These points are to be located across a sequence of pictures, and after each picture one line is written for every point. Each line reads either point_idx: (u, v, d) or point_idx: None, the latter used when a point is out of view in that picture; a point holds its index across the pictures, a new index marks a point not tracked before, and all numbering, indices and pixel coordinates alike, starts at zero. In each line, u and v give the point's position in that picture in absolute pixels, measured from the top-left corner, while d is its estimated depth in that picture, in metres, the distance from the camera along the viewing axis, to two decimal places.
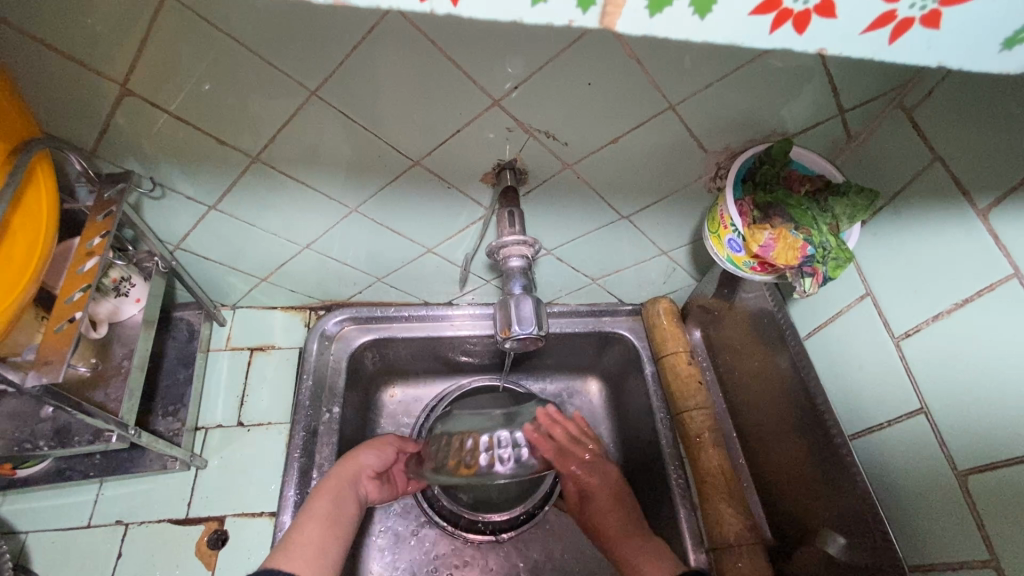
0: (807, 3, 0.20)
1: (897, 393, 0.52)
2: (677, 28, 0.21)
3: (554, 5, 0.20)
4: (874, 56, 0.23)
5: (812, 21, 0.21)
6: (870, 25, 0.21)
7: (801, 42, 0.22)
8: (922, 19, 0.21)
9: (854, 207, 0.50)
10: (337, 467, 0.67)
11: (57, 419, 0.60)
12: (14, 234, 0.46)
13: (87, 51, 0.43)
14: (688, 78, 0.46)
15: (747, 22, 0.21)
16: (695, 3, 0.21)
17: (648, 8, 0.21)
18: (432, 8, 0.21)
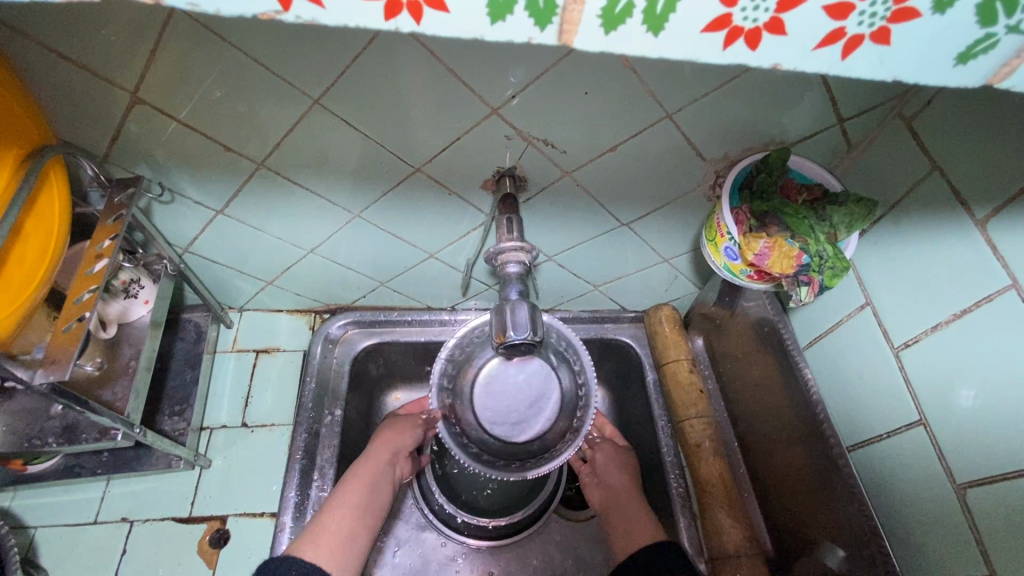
0: (757, 21, 0.21)
1: (896, 404, 0.52)
2: (631, 44, 0.22)
3: (512, 22, 0.21)
4: (830, 71, 0.23)
5: (763, 38, 0.22)
6: (820, 42, 0.22)
7: (755, 57, 0.22)
8: (871, 36, 0.21)
9: (851, 216, 0.50)
10: (376, 448, 0.69)
11: (66, 416, 0.62)
12: (28, 237, 0.47)
13: (98, 61, 0.44)
14: (684, 87, 0.47)
15: (699, 39, 0.22)
16: (648, 21, 0.21)
17: (603, 25, 0.21)
18: (397, 26, 0.22)
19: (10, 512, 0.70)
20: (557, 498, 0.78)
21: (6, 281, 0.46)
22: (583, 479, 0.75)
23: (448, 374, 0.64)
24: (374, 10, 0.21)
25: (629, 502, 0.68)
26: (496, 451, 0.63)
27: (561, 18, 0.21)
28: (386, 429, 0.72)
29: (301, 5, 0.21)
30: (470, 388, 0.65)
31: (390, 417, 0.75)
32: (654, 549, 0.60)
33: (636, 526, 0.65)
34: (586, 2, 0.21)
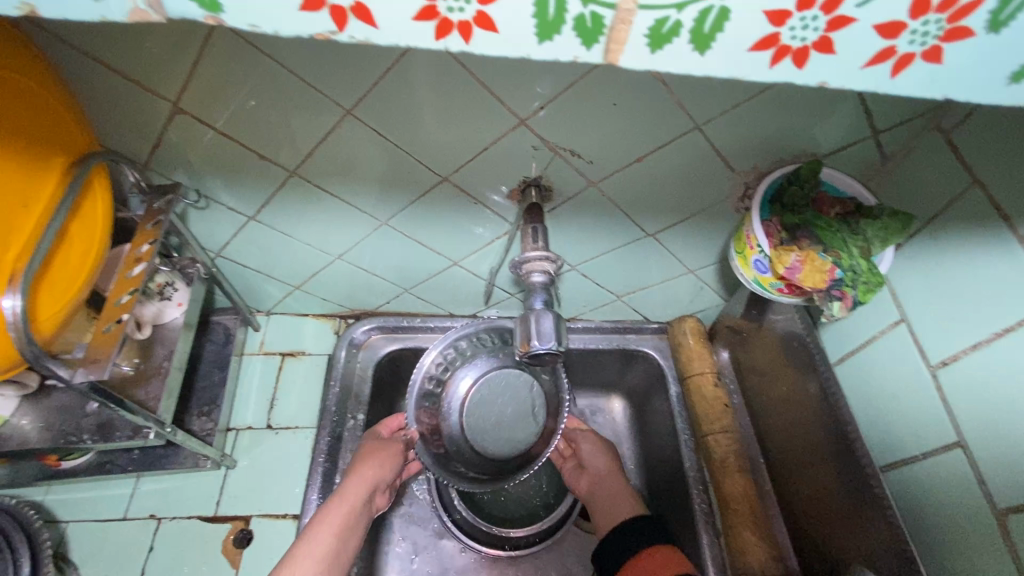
0: (805, 40, 0.21)
1: (932, 425, 0.50)
2: (677, 63, 0.22)
3: (559, 42, 0.22)
4: (877, 89, 0.23)
5: (811, 57, 0.22)
6: (870, 60, 0.22)
7: (803, 76, 0.22)
8: (923, 54, 0.21)
9: (886, 230, 0.49)
10: (352, 484, 0.63)
11: (100, 414, 0.64)
12: (72, 240, 0.49)
13: (143, 72, 0.46)
14: (714, 99, 0.46)
15: (746, 57, 0.22)
16: (695, 40, 0.21)
17: (648, 44, 0.22)
18: (446, 45, 0.22)
19: (44, 506, 0.72)
20: (575, 511, 0.77)
21: (51, 284, 0.48)
22: (566, 474, 0.74)
23: (431, 393, 0.71)
24: (422, 30, 0.22)
25: (615, 488, 0.68)
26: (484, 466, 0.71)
27: (607, 38, 0.21)
28: (362, 459, 0.66)
29: (354, 24, 0.21)
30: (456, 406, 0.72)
31: (366, 444, 0.68)
32: (631, 525, 0.61)
33: (618, 503, 0.66)
34: (633, 22, 0.21)
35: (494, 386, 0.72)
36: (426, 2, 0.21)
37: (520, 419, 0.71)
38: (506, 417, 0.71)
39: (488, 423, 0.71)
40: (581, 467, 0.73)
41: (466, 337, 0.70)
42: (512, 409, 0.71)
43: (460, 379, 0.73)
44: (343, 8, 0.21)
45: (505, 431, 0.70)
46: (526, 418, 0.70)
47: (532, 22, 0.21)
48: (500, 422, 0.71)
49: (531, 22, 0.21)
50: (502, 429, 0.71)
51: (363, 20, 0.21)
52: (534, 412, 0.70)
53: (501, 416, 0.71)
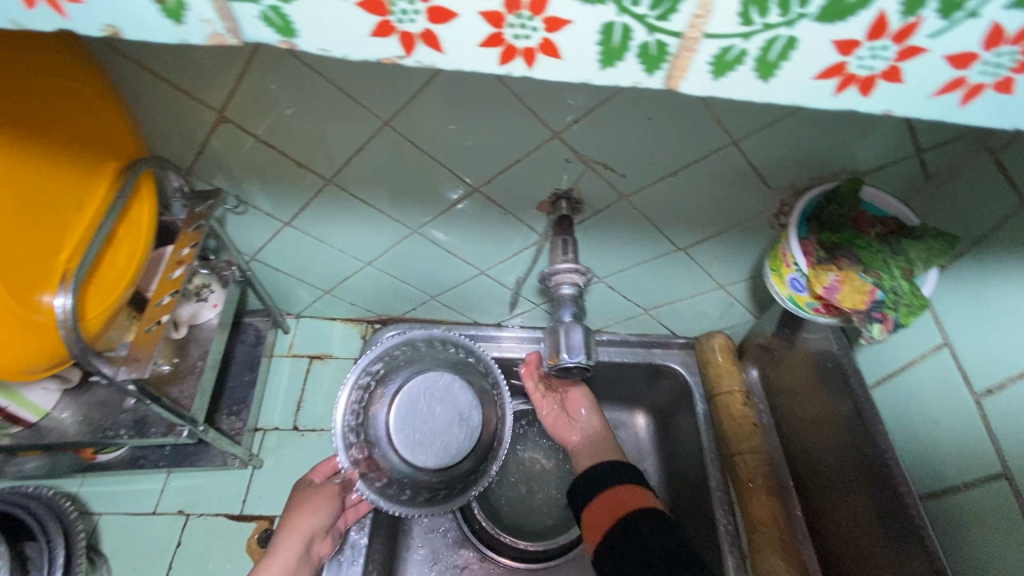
0: (874, 68, 0.21)
1: (975, 454, 0.49)
2: (739, 89, 0.22)
3: (622, 66, 0.22)
4: (943, 118, 0.22)
5: (878, 85, 0.21)
6: (940, 89, 0.21)
7: (868, 103, 0.22)
8: (994, 85, 0.21)
9: (930, 251, 0.47)
10: (285, 540, 0.60)
11: (137, 410, 0.66)
12: (118, 243, 0.51)
13: (192, 83, 0.48)
14: (752, 114, 0.46)
15: (811, 85, 0.22)
16: (759, 67, 0.21)
17: (711, 71, 0.22)
18: (509, 70, 0.23)
19: (79, 498, 0.74)
20: None
21: (98, 284, 0.49)
22: (550, 422, 0.76)
23: (355, 428, 0.67)
24: (487, 56, 0.22)
25: (605, 448, 0.71)
26: (431, 484, 0.67)
27: (670, 64, 0.22)
28: (293, 513, 0.63)
29: (421, 50, 0.22)
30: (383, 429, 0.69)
31: (297, 498, 0.65)
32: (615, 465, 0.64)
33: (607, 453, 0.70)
34: (698, 50, 0.21)
35: (420, 399, 0.69)
36: (493, 29, 0.21)
37: (454, 427, 0.68)
38: (440, 430, 0.68)
39: (422, 435, 0.68)
40: (572, 419, 0.75)
41: (377, 358, 0.69)
42: (445, 421, 0.68)
43: (381, 403, 0.70)
44: (411, 34, 0.21)
45: (442, 442, 0.68)
46: (465, 423, 0.69)
47: (596, 48, 0.21)
48: (435, 434, 0.68)
49: (595, 48, 0.21)
50: (439, 441, 0.68)
51: (430, 45, 0.22)
52: (470, 417, 0.69)
53: (436, 430, 0.68)
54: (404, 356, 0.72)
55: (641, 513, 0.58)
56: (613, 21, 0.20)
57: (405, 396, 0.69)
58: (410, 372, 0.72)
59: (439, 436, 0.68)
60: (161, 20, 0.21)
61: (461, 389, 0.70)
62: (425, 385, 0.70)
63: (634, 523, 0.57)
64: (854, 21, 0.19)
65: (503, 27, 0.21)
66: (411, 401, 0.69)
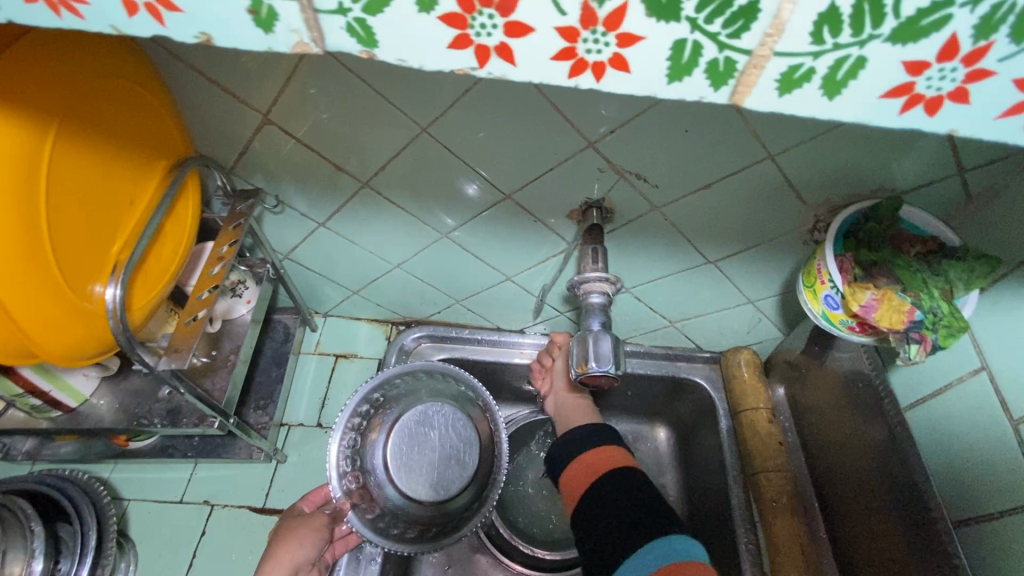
0: (942, 89, 0.21)
1: (1014, 483, 0.47)
2: (804, 106, 0.22)
3: (690, 82, 0.22)
4: (1009, 140, 0.22)
5: (943, 106, 0.21)
6: (1006, 111, 0.21)
7: (932, 123, 0.22)
8: None
9: (971, 272, 0.46)
10: (269, 572, 0.60)
11: (171, 400, 0.68)
12: (164, 238, 0.54)
13: (241, 87, 0.49)
14: (790, 129, 0.46)
15: (876, 104, 0.22)
16: (825, 86, 0.21)
17: (778, 88, 0.22)
18: (577, 82, 0.23)
19: (110, 482, 0.76)
20: None
21: (145, 277, 0.52)
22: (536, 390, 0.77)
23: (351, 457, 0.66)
24: (557, 69, 0.23)
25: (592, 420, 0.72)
26: (425, 520, 0.65)
27: (737, 80, 0.22)
28: (278, 542, 0.63)
29: (494, 61, 0.23)
30: (380, 459, 0.66)
31: (284, 526, 0.65)
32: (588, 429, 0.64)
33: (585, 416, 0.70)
34: (767, 67, 0.21)
35: (419, 431, 0.67)
36: (566, 43, 0.22)
37: (451, 461, 0.67)
38: (438, 463, 0.67)
39: (420, 468, 0.66)
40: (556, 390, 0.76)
41: (378, 386, 0.68)
42: (443, 454, 0.67)
43: (378, 432, 0.68)
44: (486, 47, 0.22)
45: (439, 477, 0.66)
46: (464, 459, 0.68)
47: (665, 63, 0.22)
48: (432, 467, 0.66)
49: (665, 63, 0.22)
50: (436, 476, 0.66)
51: (504, 57, 0.23)
52: (469, 453, 0.68)
53: (434, 463, 0.66)
54: (403, 387, 0.71)
55: (615, 474, 0.58)
56: (684, 38, 0.21)
57: (404, 426, 0.68)
58: (407, 403, 0.70)
59: (436, 470, 0.66)
60: (249, 30, 0.23)
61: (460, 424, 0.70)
62: (425, 416, 0.68)
63: (607, 485, 0.57)
64: (926, 43, 0.20)
65: (577, 41, 0.21)
66: (412, 431, 0.67)
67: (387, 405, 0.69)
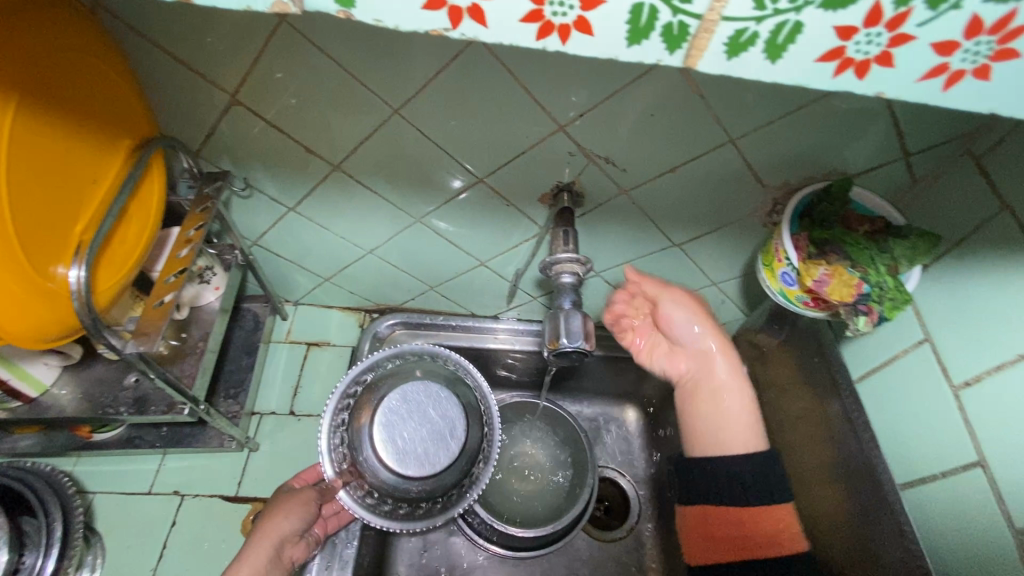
0: (868, 53, 0.22)
1: (952, 443, 0.51)
2: (749, 70, 0.23)
3: (647, 45, 0.23)
4: (929, 101, 0.24)
5: (871, 69, 0.23)
6: (925, 74, 0.23)
7: (862, 86, 0.23)
8: (973, 72, 0.22)
9: (914, 249, 0.50)
10: (256, 540, 0.58)
11: (137, 389, 0.66)
12: (129, 220, 0.52)
13: (207, 65, 0.48)
14: (750, 114, 0.48)
15: (811, 67, 0.23)
16: (768, 49, 0.22)
17: (725, 51, 0.23)
18: (544, 45, 0.24)
19: (74, 476, 0.74)
20: (587, 516, 0.76)
21: (109, 259, 0.50)
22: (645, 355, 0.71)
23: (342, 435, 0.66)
24: (525, 31, 0.23)
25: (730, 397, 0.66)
26: (413, 498, 0.64)
27: (690, 44, 0.23)
28: (270, 516, 0.61)
29: (467, 23, 0.23)
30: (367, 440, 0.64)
31: (276, 501, 0.64)
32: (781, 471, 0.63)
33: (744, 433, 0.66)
34: (717, 29, 0.22)
35: (406, 409, 0.66)
36: (533, 5, 0.22)
37: (439, 439, 0.65)
38: (426, 441, 0.65)
39: (407, 445, 0.64)
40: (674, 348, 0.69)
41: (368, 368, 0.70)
42: (430, 432, 0.65)
43: (364, 412, 0.66)
44: (458, 8, 0.22)
45: (426, 454, 0.64)
46: (451, 436, 0.65)
47: (624, 27, 0.22)
48: (419, 443, 0.64)
49: (624, 25, 0.22)
50: (423, 454, 0.64)
51: (475, 19, 0.23)
52: (457, 430, 0.65)
53: (420, 440, 0.64)
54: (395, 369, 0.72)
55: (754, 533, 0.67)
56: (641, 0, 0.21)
57: (391, 405, 0.66)
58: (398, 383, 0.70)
59: (422, 448, 0.64)
60: None
61: (447, 401, 0.67)
62: (414, 394, 0.66)
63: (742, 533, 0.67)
64: (854, 9, 0.20)
65: (543, 4, 0.22)
66: (399, 408, 0.65)
67: (376, 386, 0.68)
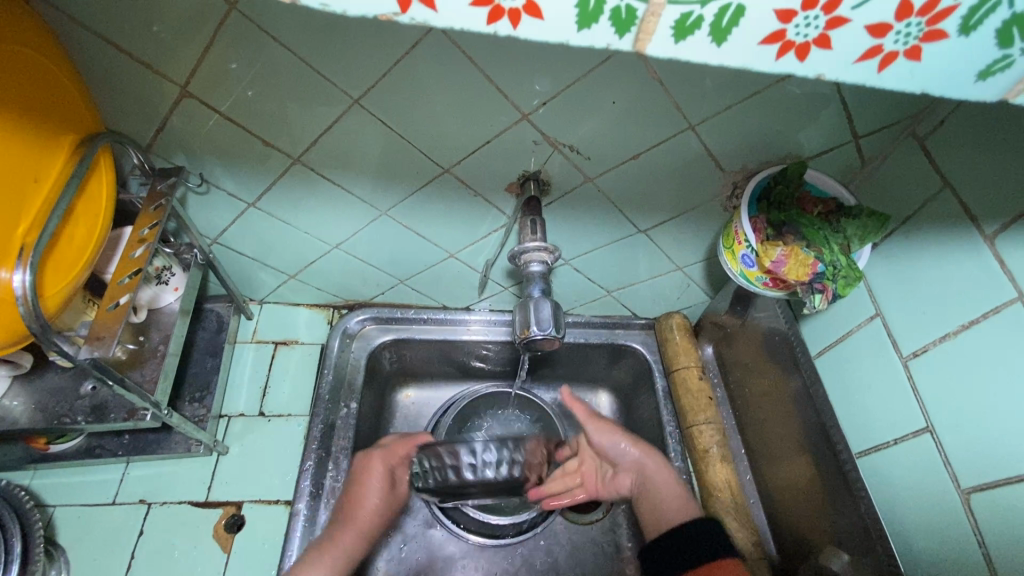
0: (807, 36, 0.23)
1: (903, 411, 0.54)
2: (697, 53, 0.24)
3: (596, 30, 0.23)
4: (866, 82, 0.25)
5: (811, 52, 0.23)
6: (861, 56, 0.24)
7: (803, 68, 0.24)
8: (905, 53, 0.23)
9: (865, 228, 0.52)
10: (348, 537, 0.64)
11: (95, 396, 0.64)
12: (77, 220, 0.50)
13: (154, 56, 0.46)
14: (709, 100, 0.49)
15: (755, 50, 0.24)
16: (713, 33, 0.23)
17: (673, 35, 0.23)
18: (496, 30, 0.23)
19: (31, 490, 0.71)
20: (563, 502, 0.79)
21: (57, 261, 0.48)
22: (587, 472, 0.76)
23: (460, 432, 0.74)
24: (476, 16, 0.23)
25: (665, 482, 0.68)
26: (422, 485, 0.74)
27: (638, 28, 0.23)
28: (357, 502, 0.67)
29: (416, 8, 0.22)
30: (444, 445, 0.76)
31: (361, 482, 0.68)
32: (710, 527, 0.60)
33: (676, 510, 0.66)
34: (663, 13, 0.22)
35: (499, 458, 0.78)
36: None
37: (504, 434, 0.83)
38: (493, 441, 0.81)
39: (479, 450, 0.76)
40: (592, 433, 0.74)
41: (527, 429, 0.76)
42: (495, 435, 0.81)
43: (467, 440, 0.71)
44: None
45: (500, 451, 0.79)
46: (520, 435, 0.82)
47: (573, 11, 0.22)
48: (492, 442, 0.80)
49: (573, 11, 0.22)
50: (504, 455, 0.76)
51: (424, 4, 0.22)
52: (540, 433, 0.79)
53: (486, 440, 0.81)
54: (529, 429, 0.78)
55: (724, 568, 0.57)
56: None
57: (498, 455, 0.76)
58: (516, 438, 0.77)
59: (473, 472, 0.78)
60: None
61: None
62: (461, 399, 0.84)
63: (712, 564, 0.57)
64: None
65: None
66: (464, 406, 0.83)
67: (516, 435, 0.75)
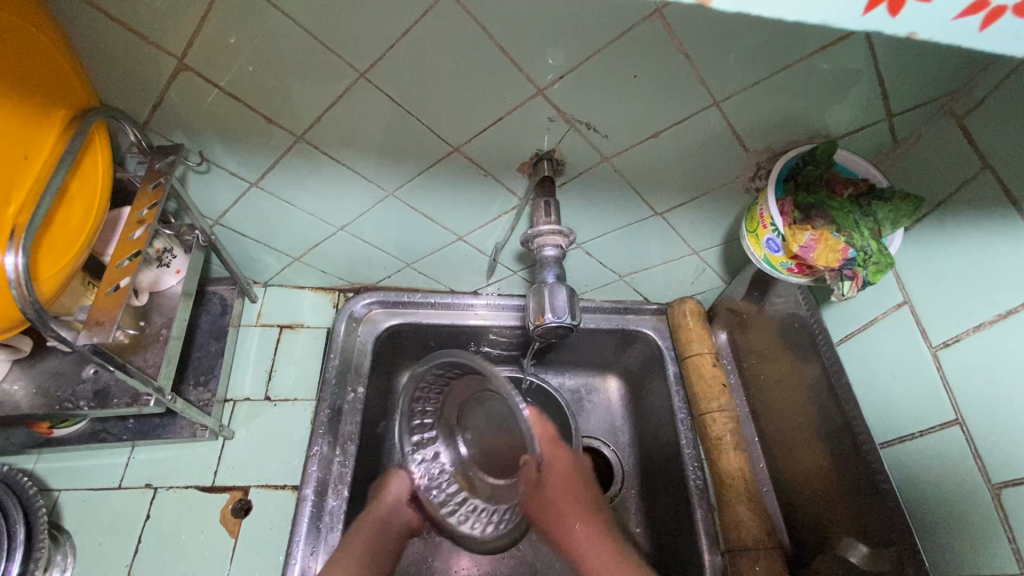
0: None
1: (930, 403, 0.52)
2: (774, 7, 0.21)
3: None
4: (962, 44, 0.22)
5: (907, 5, 0.21)
6: (964, 11, 0.21)
7: (894, 24, 0.22)
8: (1015, 8, 0.21)
9: (897, 212, 0.50)
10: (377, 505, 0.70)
11: (97, 380, 0.63)
12: (71, 198, 0.48)
13: (148, 25, 0.44)
14: (736, 75, 0.46)
15: (843, 1, 0.21)
16: None
17: None
18: None
19: (35, 474, 0.70)
20: None
21: (50, 242, 0.46)
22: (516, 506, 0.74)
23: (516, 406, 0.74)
24: None
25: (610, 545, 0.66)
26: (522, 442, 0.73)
27: None
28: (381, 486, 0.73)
29: None
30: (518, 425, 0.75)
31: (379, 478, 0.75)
32: None
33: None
34: None
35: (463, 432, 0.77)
36: None
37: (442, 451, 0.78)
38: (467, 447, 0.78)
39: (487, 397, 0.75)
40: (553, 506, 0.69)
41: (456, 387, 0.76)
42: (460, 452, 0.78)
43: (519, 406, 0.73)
44: None
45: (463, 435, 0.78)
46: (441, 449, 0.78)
47: None
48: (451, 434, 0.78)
49: None
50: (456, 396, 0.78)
51: None
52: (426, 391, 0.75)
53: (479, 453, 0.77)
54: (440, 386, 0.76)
55: None
56: None
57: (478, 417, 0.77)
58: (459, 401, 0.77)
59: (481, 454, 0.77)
60: None
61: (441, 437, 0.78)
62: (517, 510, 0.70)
63: None
64: None
65: None
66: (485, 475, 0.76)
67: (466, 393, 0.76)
